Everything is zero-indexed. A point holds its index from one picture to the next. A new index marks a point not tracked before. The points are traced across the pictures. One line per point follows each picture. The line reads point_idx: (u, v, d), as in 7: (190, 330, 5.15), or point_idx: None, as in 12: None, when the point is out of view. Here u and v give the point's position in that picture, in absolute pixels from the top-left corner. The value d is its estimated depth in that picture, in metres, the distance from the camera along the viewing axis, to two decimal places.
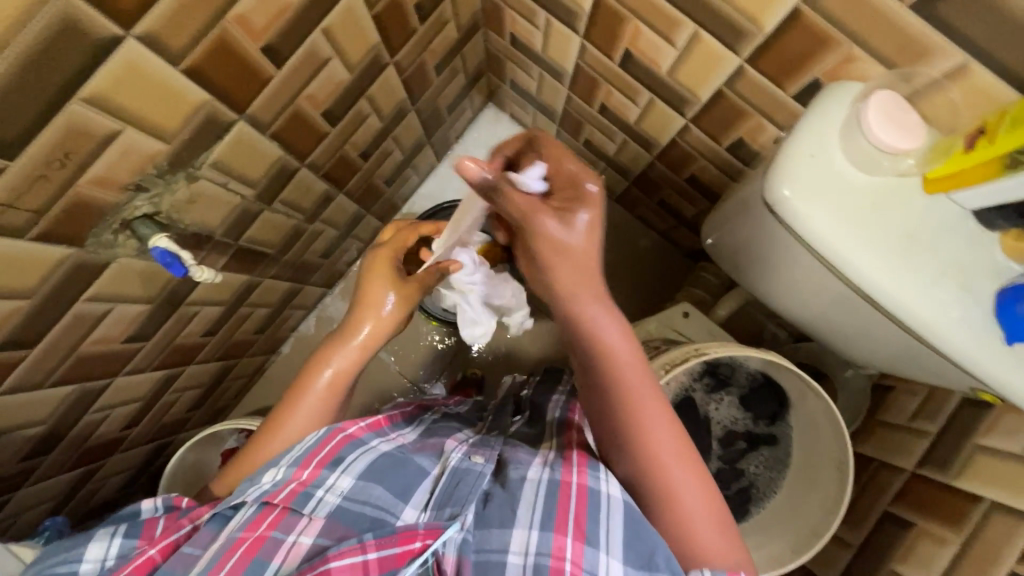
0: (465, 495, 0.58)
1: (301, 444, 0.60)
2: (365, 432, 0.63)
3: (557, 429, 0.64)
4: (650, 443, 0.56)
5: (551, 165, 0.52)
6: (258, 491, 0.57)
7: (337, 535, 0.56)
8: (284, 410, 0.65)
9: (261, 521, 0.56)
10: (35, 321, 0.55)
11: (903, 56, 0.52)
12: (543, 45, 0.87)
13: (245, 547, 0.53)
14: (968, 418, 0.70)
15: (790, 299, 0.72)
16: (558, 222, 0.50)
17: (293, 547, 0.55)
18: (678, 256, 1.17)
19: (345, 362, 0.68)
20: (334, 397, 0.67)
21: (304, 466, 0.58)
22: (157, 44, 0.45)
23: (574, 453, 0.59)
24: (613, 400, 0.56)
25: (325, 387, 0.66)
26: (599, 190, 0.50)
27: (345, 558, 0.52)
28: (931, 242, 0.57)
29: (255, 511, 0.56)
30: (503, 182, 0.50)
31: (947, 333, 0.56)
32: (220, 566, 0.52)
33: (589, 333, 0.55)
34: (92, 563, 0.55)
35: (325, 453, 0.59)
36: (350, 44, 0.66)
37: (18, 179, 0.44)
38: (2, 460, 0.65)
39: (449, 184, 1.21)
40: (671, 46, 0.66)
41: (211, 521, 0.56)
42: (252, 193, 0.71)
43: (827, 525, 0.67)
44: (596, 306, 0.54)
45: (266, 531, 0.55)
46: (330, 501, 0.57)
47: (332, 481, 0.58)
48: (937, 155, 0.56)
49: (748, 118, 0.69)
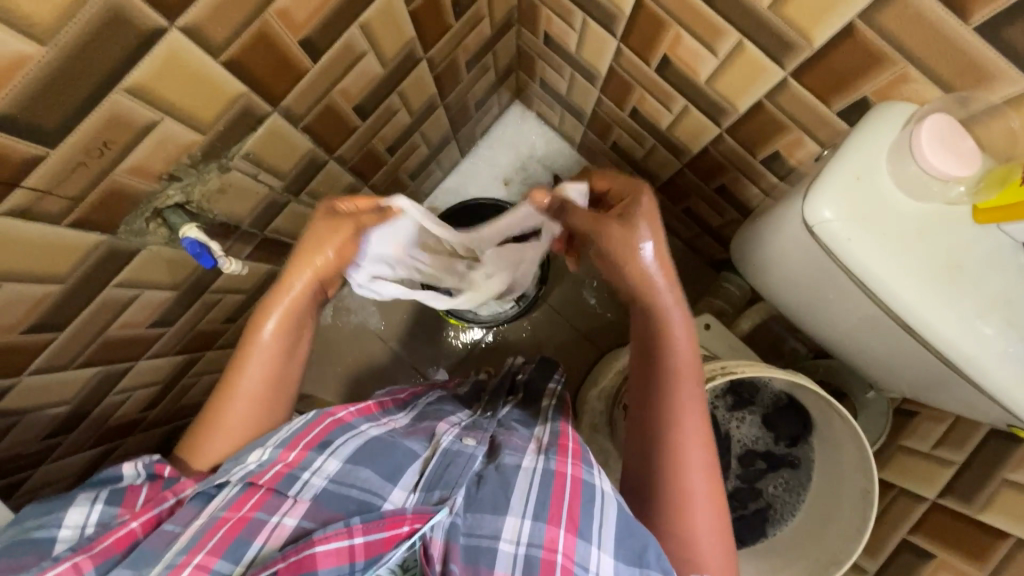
0: (455, 479, 0.57)
1: (288, 427, 0.60)
2: (355, 416, 0.63)
3: (553, 413, 0.67)
4: (679, 450, 0.58)
5: (603, 180, 0.62)
6: (243, 471, 0.56)
7: (321, 518, 0.55)
8: (234, 367, 0.62)
9: (244, 502, 0.55)
10: (66, 306, 0.56)
11: (962, 80, 0.51)
12: (577, 46, 0.86)
13: (227, 527, 0.53)
14: (995, 451, 0.68)
15: (816, 317, 0.71)
16: (621, 225, 0.55)
17: (276, 529, 0.54)
18: (700, 265, 1.16)
19: (286, 316, 0.62)
20: (285, 351, 0.63)
21: (290, 449, 0.57)
22: (199, 36, 0.45)
23: (569, 430, 0.62)
24: (665, 396, 0.59)
25: (268, 340, 0.62)
26: (651, 200, 0.57)
27: (330, 542, 0.51)
28: (976, 273, 0.55)
29: (239, 492, 0.55)
30: (563, 202, 0.61)
31: (990, 367, 0.55)
32: (201, 547, 0.51)
33: (661, 329, 0.59)
34: (71, 530, 0.53)
35: (314, 435, 0.59)
36: (385, 39, 0.66)
37: (57, 167, 0.44)
38: (27, 437, 0.66)
39: (471, 180, 1.20)
40: (711, 54, 0.65)
41: (195, 499, 0.55)
42: (280, 185, 0.71)
43: (846, 553, 0.66)
44: (670, 300, 0.58)
45: (250, 511, 0.54)
46: (316, 483, 0.56)
47: (319, 463, 0.57)
48: (991, 185, 0.54)
49: (787, 133, 0.67)
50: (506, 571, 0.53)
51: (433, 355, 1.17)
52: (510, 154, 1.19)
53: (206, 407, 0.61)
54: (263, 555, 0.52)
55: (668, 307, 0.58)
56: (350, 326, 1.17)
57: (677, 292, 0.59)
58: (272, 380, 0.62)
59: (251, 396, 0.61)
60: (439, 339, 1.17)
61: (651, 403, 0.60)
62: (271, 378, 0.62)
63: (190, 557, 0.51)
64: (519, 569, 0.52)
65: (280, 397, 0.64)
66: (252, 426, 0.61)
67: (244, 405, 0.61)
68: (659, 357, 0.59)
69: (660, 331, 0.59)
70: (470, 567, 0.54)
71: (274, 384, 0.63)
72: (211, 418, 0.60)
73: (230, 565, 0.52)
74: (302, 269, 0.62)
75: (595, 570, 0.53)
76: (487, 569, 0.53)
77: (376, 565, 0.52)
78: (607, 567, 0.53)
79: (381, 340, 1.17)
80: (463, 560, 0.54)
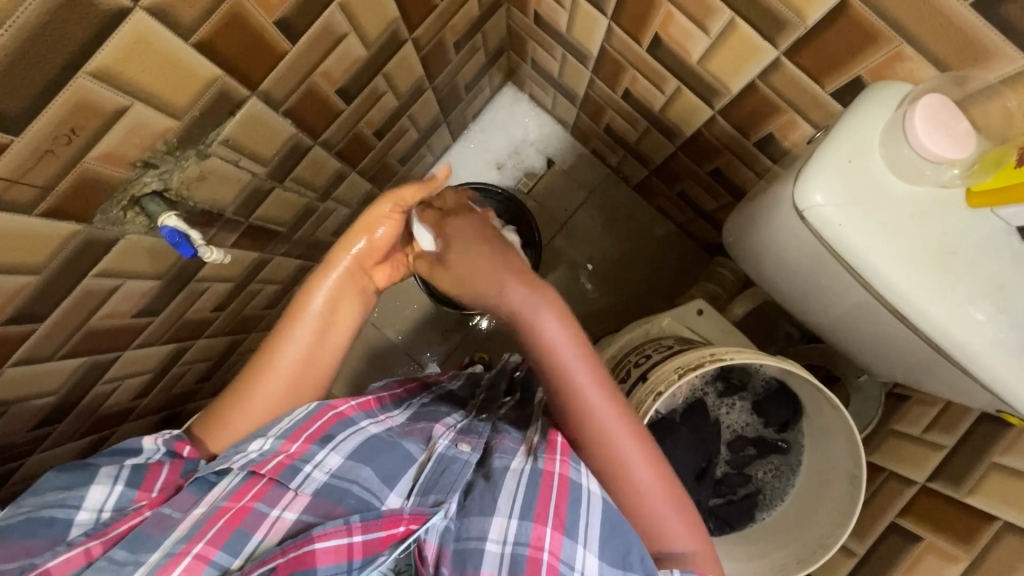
0: (451, 482, 0.58)
1: (291, 417, 0.59)
2: (355, 411, 0.62)
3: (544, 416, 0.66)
4: (598, 438, 0.58)
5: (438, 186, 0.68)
6: (245, 459, 0.56)
7: (321, 513, 0.55)
8: (278, 339, 0.63)
9: (246, 492, 0.55)
10: (44, 297, 0.54)
11: (957, 59, 0.49)
12: (568, 25, 0.83)
13: (227, 518, 0.53)
14: (983, 436, 0.69)
15: (809, 302, 0.70)
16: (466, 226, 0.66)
17: (276, 522, 0.54)
18: (694, 250, 1.15)
19: (336, 291, 0.66)
20: (326, 325, 0.65)
21: (292, 440, 0.57)
22: (166, 17, 0.43)
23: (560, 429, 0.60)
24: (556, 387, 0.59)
25: (317, 315, 0.64)
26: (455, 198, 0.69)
27: (329, 539, 0.51)
28: (967, 256, 0.54)
29: (241, 481, 0.55)
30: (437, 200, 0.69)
31: (979, 352, 0.54)
32: (201, 536, 0.51)
33: (529, 330, 0.60)
34: (89, 514, 0.53)
35: (316, 428, 0.58)
36: (368, 18, 0.64)
37: (23, 155, 0.43)
38: (12, 429, 0.65)
39: (463, 164, 1.18)
40: (704, 33, 0.63)
41: (195, 484, 0.56)
42: (264, 171, 0.69)
43: (835, 538, 0.65)
44: (523, 297, 0.60)
45: (250, 502, 0.54)
46: (317, 478, 0.56)
47: (321, 458, 0.57)
48: (986, 166, 0.53)
49: (781, 115, 0.66)
50: (493, 571, 0.54)
51: (426, 341, 1.16)
52: (502, 137, 1.17)
53: (245, 371, 0.62)
54: (262, 548, 0.53)
55: (524, 305, 0.60)
56: None
57: (533, 285, 0.61)
58: (312, 359, 0.63)
59: (290, 372, 0.62)
60: (432, 325, 1.17)
61: (552, 405, 0.60)
62: (312, 355, 0.63)
63: (189, 546, 0.51)
64: (506, 567, 0.53)
65: (318, 380, 0.64)
66: (283, 403, 0.62)
67: (282, 379, 0.61)
68: (540, 357, 0.60)
69: (528, 327, 0.60)
70: (459, 571, 0.55)
71: (314, 363, 0.63)
72: (248, 387, 0.61)
73: (228, 557, 0.52)
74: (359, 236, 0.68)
75: (580, 569, 0.54)
76: (474, 571, 0.54)
77: (372, 564, 0.53)
78: (592, 566, 0.54)
79: (374, 326, 1.16)
80: (454, 566, 0.55)
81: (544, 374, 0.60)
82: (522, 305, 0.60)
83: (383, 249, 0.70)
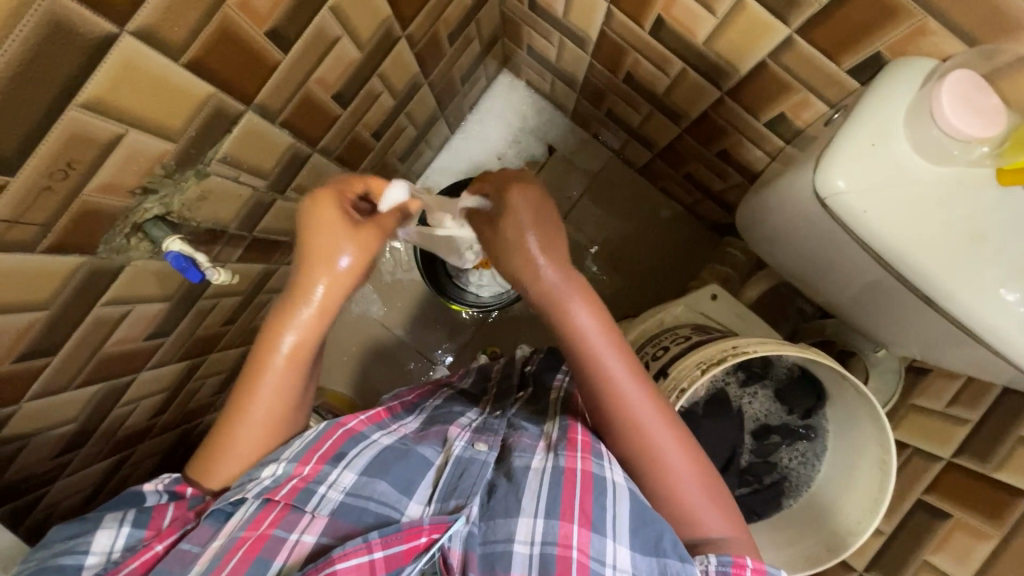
0: (469, 487, 0.58)
1: (301, 438, 0.59)
2: (366, 425, 0.62)
3: (562, 407, 0.65)
4: (637, 429, 0.57)
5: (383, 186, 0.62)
6: (259, 487, 0.55)
7: (339, 534, 0.55)
8: (244, 391, 0.59)
9: (263, 519, 0.55)
10: (55, 331, 0.54)
11: (985, 32, 0.47)
12: (565, 9, 0.80)
13: (247, 547, 0.53)
14: (1009, 410, 0.68)
15: (826, 281, 0.69)
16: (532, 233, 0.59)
17: (296, 546, 0.54)
18: (702, 230, 1.14)
19: (307, 328, 0.58)
20: (301, 365, 0.59)
21: (305, 462, 0.57)
22: (154, 39, 0.41)
23: (578, 424, 0.61)
24: (592, 378, 0.58)
25: (280, 366, 0.58)
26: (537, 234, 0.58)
27: (350, 559, 0.51)
28: (998, 241, 0.52)
29: (257, 509, 0.55)
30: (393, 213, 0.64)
31: (1002, 327, 0.53)
32: (221, 569, 0.51)
33: (563, 317, 0.58)
34: (99, 556, 0.54)
35: (328, 447, 0.59)
36: (360, 19, 0.61)
37: (22, 194, 0.42)
38: (35, 459, 0.65)
39: (464, 157, 1.15)
40: (711, 13, 0.61)
41: (211, 516, 0.55)
42: (264, 184, 0.68)
43: (867, 523, 0.66)
44: (561, 283, 0.58)
45: (269, 529, 0.54)
46: (333, 498, 0.56)
47: (334, 477, 0.57)
48: (1017, 146, 0.50)
49: (792, 94, 0.64)
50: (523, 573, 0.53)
51: (436, 338, 1.16)
52: (500, 126, 1.15)
53: (217, 428, 0.59)
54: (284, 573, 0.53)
55: (555, 287, 0.58)
56: (353, 316, 1.15)
57: (564, 267, 0.59)
58: (284, 405, 0.59)
59: (265, 422, 0.59)
60: (441, 322, 1.16)
61: (587, 395, 0.59)
62: (283, 404, 0.59)
63: None
64: (536, 568, 0.53)
65: (294, 413, 0.61)
66: (267, 443, 0.59)
67: (255, 432, 0.59)
68: (574, 347, 0.58)
69: (558, 316, 0.58)
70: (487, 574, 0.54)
71: (285, 408, 0.60)
72: (223, 441, 0.58)
73: None
74: (319, 270, 0.58)
75: (611, 563, 0.53)
76: (504, 572, 0.53)
77: None
78: (624, 558, 0.53)
79: (384, 326, 1.16)
80: (481, 570, 0.54)
81: (576, 364, 0.59)
82: (554, 288, 0.58)
83: (351, 282, 0.60)
